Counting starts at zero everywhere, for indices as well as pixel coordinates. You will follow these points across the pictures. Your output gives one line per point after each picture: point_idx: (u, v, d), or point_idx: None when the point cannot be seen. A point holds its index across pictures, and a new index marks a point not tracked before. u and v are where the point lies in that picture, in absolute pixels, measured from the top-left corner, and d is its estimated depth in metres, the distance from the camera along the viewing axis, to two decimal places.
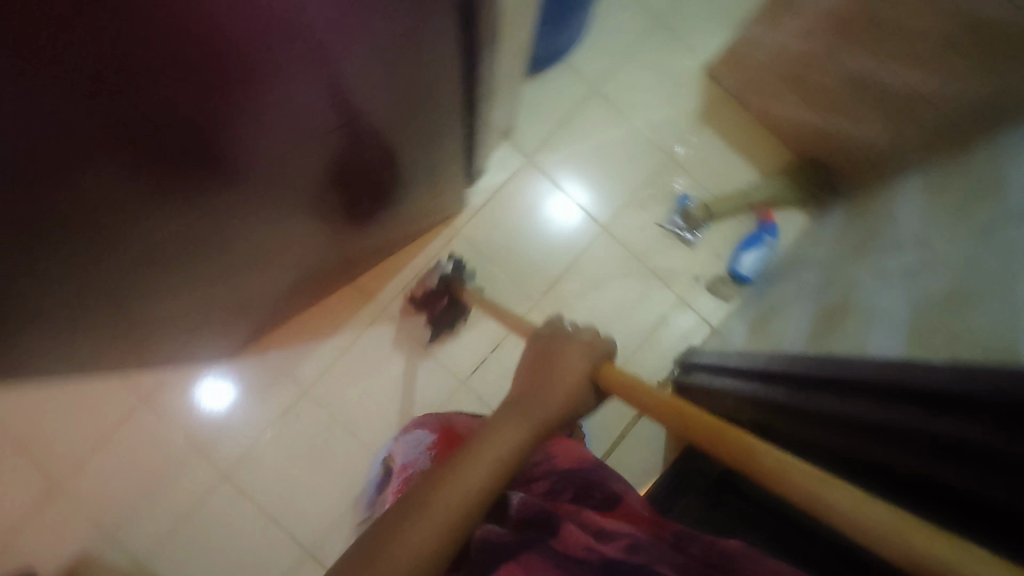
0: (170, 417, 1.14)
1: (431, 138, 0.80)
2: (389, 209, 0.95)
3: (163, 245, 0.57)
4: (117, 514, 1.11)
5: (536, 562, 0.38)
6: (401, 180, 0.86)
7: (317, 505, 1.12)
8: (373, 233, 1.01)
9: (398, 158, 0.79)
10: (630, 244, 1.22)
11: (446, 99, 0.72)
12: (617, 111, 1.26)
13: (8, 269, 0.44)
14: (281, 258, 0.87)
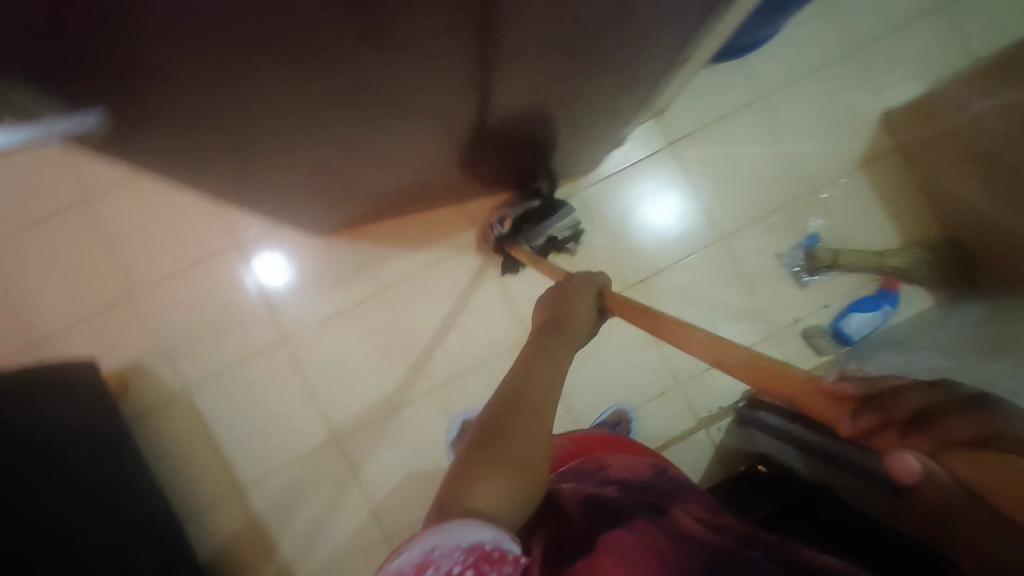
0: (250, 269, 1.16)
1: (613, 87, 0.76)
2: (533, 146, 0.92)
3: (366, 122, 0.56)
4: (178, 340, 1.15)
5: (654, 529, 0.57)
6: (563, 120, 0.83)
7: (358, 399, 1.15)
8: (504, 165, 0.99)
9: (576, 96, 0.75)
10: (740, 265, 1.17)
11: (654, 53, 0.67)
12: (774, 128, 1.18)
13: (246, 120, 0.42)
14: (423, 159, 0.86)
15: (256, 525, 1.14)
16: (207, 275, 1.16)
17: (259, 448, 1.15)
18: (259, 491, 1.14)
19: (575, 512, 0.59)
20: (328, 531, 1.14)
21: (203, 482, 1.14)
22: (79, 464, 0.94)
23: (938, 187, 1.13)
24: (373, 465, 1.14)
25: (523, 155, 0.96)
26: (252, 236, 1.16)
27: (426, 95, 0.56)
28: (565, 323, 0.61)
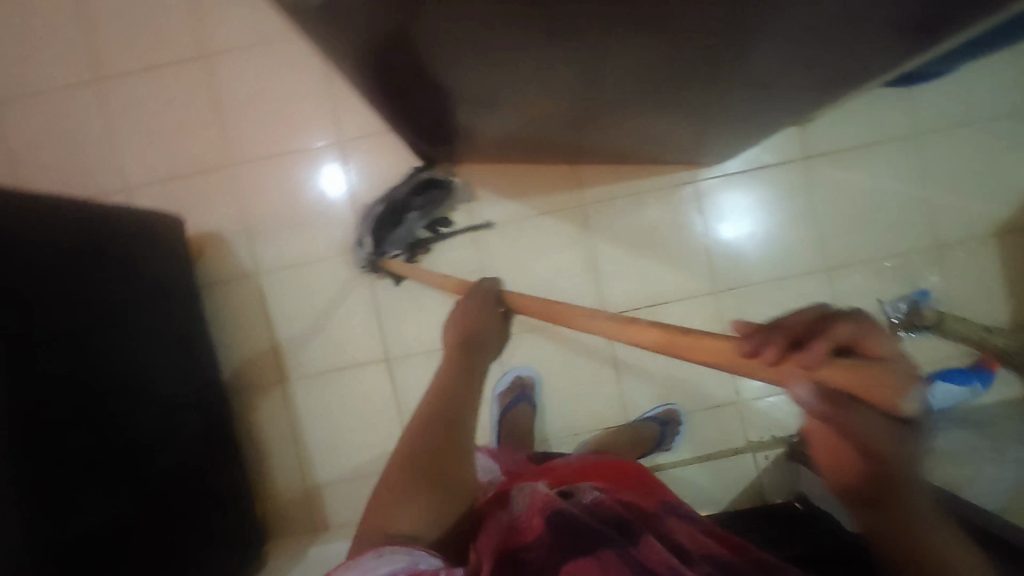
0: (347, 172, 1.14)
1: (803, 84, 0.70)
2: (680, 125, 0.87)
3: (567, 37, 0.52)
4: (262, 222, 1.15)
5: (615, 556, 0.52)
6: (730, 104, 0.78)
7: (421, 328, 1.15)
8: (640, 136, 0.94)
9: (762, 82, 0.70)
10: (838, 300, 1.12)
11: (872, 57, 0.61)
12: (917, 169, 1.10)
13: None
14: (571, 110, 0.82)
15: (291, 418, 1.15)
16: (305, 165, 1.14)
17: (312, 346, 1.15)
18: (301, 387, 1.15)
19: (539, 529, 0.56)
20: (357, 443, 1.15)
21: (251, 363, 1.16)
22: (153, 308, 0.94)
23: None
24: (416, 394, 1.15)
25: (663, 130, 0.91)
26: (357, 138, 1.13)
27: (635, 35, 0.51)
28: (479, 356, 0.68)
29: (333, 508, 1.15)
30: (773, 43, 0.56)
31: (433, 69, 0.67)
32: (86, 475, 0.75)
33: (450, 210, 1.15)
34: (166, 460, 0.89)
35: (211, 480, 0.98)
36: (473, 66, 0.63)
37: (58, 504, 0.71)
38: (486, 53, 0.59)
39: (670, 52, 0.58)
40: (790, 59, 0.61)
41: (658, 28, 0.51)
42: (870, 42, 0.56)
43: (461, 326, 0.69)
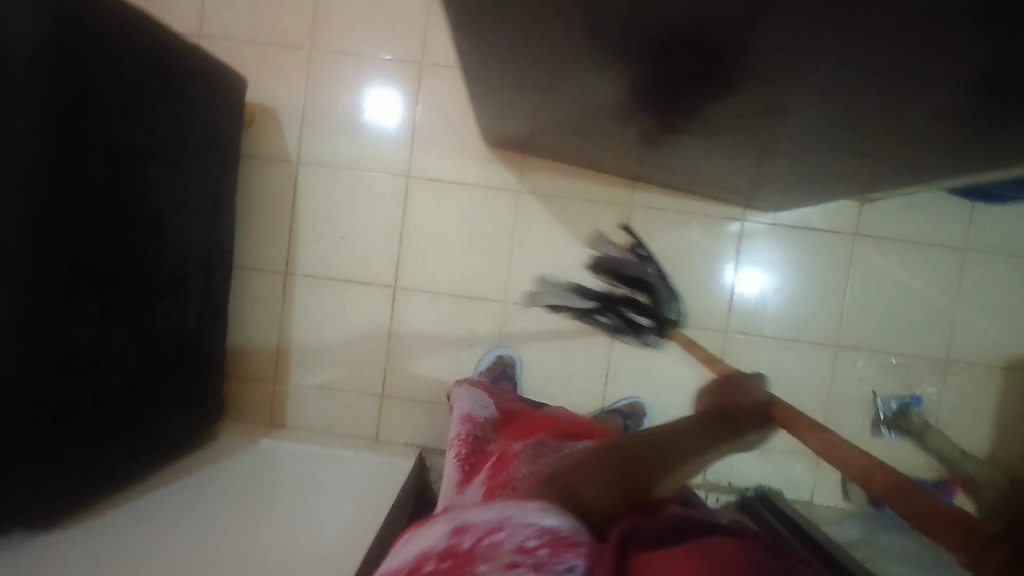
0: (417, 96, 1.13)
1: (891, 159, 0.70)
2: (752, 168, 0.87)
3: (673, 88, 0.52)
4: (318, 114, 1.14)
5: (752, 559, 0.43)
6: (811, 161, 0.77)
7: (439, 268, 1.15)
8: (706, 171, 0.94)
9: (854, 151, 0.69)
10: (836, 379, 1.13)
11: (972, 153, 0.61)
12: (952, 280, 1.12)
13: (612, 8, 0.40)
14: (647, 147, 0.82)
15: (284, 313, 1.15)
16: (376, 78, 1.13)
17: (326, 251, 1.15)
18: (303, 286, 1.15)
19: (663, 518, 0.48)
20: (341, 357, 1.15)
21: (262, 249, 1.15)
22: (195, 160, 0.93)
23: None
24: (410, 331, 1.15)
25: (732, 170, 0.90)
26: (435, 68, 1.12)
27: (739, 95, 0.52)
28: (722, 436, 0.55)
29: (296, 410, 1.15)
30: (874, 135, 0.56)
31: (522, 103, 0.67)
32: (88, 286, 0.74)
33: (436, 156, 1.14)
34: (164, 306, 0.89)
35: (194, 339, 0.97)
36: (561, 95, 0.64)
37: (58, 308, 0.70)
38: (579, 86, 0.59)
39: (767, 123, 0.59)
40: (892, 140, 0.60)
41: (766, 105, 0.52)
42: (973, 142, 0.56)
43: (703, 402, 0.59)
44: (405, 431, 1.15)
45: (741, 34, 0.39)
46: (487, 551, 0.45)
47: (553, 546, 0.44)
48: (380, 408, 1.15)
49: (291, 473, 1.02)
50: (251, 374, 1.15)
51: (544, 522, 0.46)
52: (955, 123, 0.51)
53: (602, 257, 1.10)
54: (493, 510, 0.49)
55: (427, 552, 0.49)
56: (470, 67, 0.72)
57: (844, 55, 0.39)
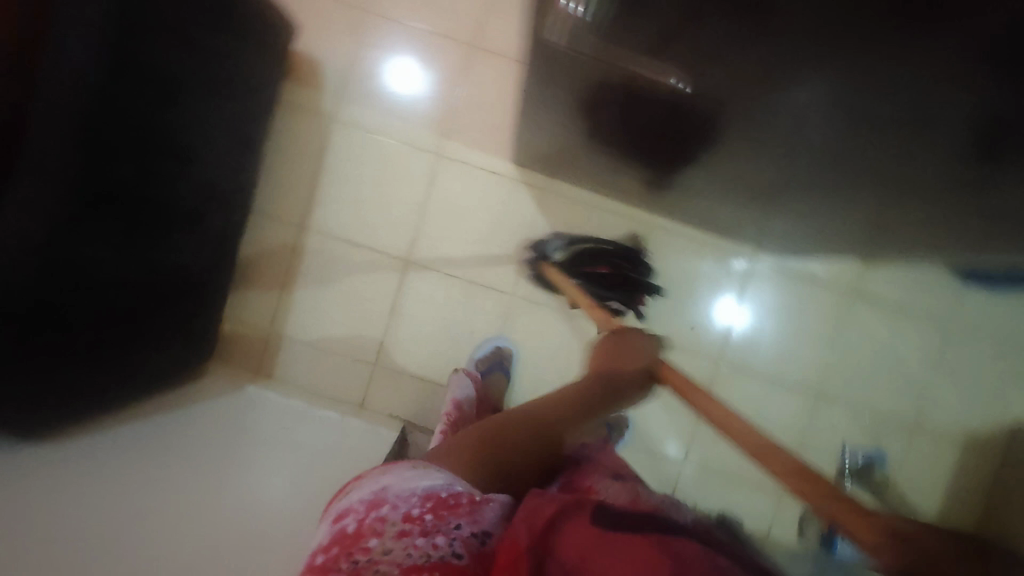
0: (463, 76, 1.13)
1: (916, 233, 0.73)
2: (777, 218, 0.90)
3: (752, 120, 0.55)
4: (362, 73, 1.13)
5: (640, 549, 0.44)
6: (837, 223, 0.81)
7: (453, 250, 1.15)
8: (730, 213, 0.96)
9: (887, 220, 0.72)
10: (808, 425, 1.19)
11: (994, 243, 0.64)
12: (933, 352, 1.18)
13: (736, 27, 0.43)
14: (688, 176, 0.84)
15: (292, 266, 1.14)
16: (428, 52, 1.12)
17: (345, 213, 1.14)
18: (315, 242, 1.14)
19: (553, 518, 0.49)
20: (341, 320, 1.15)
21: (281, 197, 1.13)
22: (239, 99, 0.92)
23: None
24: (415, 307, 1.15)
25: (757, 216, 0.93)
26: (488, 53, 1.12)
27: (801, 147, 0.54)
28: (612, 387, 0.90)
29: (287, 362, 1.15)
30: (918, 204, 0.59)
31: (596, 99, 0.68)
32: (114, 201, 0.73)
33: (471, 140, 1.14)
34: (177, 240, 0.86)
35: (206, 274, 0.96)
36: (631, 107, 0.65)
37: (77, 219, 0.69)
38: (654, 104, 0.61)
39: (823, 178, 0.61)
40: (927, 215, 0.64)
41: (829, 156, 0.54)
42: (1003, 234, 0.59)
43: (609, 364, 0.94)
44: (391, 403, 1.16)
45: (844, 78, 0.41)
46: (379, 508, 0.58)
47: (437, 510, 0.57)
48: (371, 377, 1.15)
49: (275, 429, 1.01)
50: (248, 319, 1.14)
51: (421, 488, 0.60)
52: (993, 213, 0.54)
53: (541, 248, 1.15)
54: (369, 487, 0.62)
55: (318, 545, 0.59)
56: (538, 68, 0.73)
57: (868, 125, 0.45)
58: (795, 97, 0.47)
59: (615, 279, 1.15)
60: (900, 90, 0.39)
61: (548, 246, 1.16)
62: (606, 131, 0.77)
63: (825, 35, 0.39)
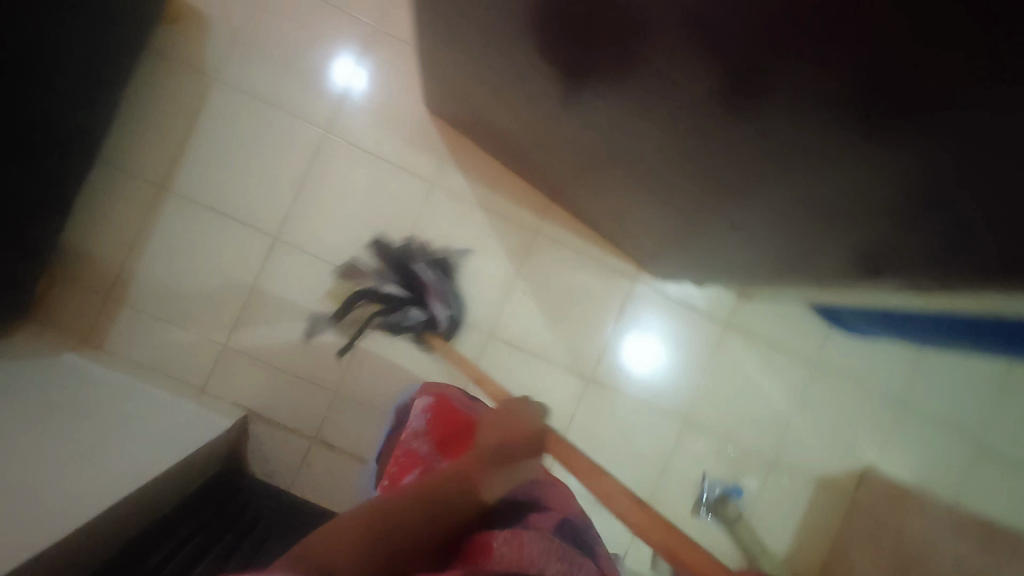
0: (356, 57, 1.09)
1: (777, 249, 0.72)
2: (655, 219, 0.90)
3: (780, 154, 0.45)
4: (254, 37, 1.07)
5: None
6: (712, 233, 0.81)
7: (326, 235, 1.08)
8: (610, 209, 0.98)
9: (747, 229, 0.71)
10: (673, 453, 1.18)
11: (832, 258, 0.64)
12: (798, 391, 1.20)
13: (790, 112, 0.38)
14: (579, 146, 0.81)
15: (145, 225, 1.04)
16: (329, 25, 1.09)
17: (215, 180, 1.06)
18: (175, 205, 1.05)
19: None
20: (190, 294, 1.05)
21: (142, 154, 1.04)
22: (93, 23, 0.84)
23: (907, 562, 1.05)
24: (280, 288, 1.07)
25: (647, 224, 0.96)
26: (391, 37, 1.10)
27: (831, 177, 0.43)
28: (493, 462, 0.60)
29: (120, 335, 1.04)
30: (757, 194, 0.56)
31: (492, 68, 0.77)
32: None
33: (357, 122, 1.10)
34: None
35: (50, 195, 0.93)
36: (527, 82, 0.72)
37: None
38: (546, 81, 0.68)
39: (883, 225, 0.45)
40: (765, 216, 0.62)
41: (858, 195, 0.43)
42: (820, 239, 0.59)
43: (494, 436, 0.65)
44: (236, 390, 1.06)
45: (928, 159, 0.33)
46: None
47: None
48: (217, 357, 1.05)
49: (100, 395, 0.91)
50: (84, 277, 1.03)
51: None
52: (806, 211, 0.54)
53: (399, 325, 1.08)
54: None
55: None
56: (455, 22, 0.75)
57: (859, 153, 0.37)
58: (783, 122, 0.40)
59: (410, 283, 1.08)
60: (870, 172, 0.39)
61: (411, 319, 1.08)
62: (473, 72, 0.85)
63: (929, 158, 0.33)
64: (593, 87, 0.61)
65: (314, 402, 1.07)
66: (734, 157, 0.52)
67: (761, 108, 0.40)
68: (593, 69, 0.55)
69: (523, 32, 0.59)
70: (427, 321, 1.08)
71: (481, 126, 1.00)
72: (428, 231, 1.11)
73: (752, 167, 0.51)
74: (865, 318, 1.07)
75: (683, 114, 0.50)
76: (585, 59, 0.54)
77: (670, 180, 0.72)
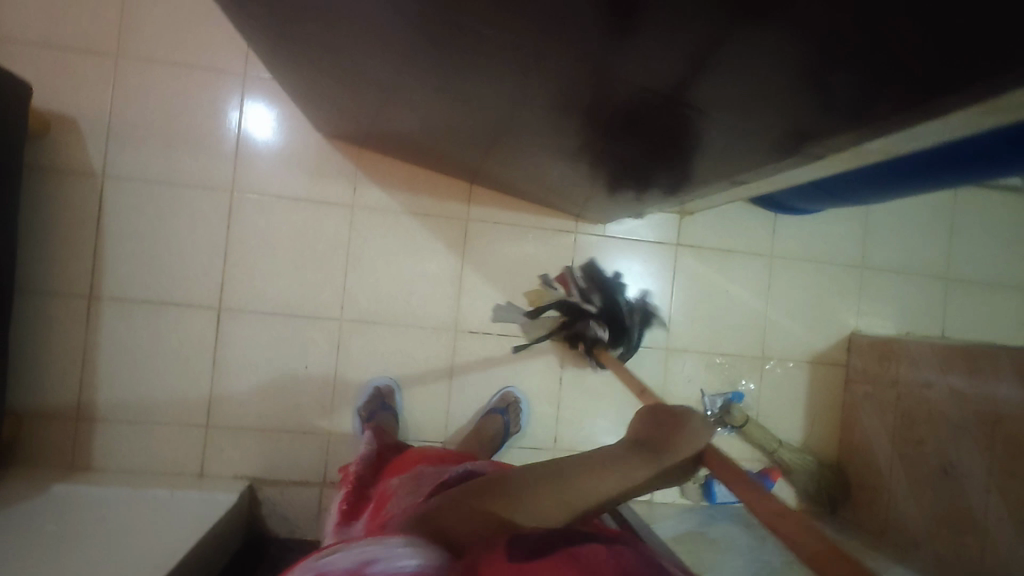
0: (236, 109, 1.08)
1: (679, 160, 0.73)
2: (568, 171, 0.91)
3: (651, 75, 0.46)
4: (130, 123, 1.05)
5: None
6: (620, 165, 0.82)
7: (267, 289, 1.08)
8: (526, 176, 0.98)
9: (645, 152, 0.72)
10: (668, 382, 1.20)
11: (726, 154, 0.65)
12: (763, 284, 1.23)
13: (645, 32, 0.39)
14: (467, 125, 0.81)
15: (90, 339, 1.04)
16: (199, 87, 1.07)
17: (141, 273, 1.05)
18: (110, 309, 1.04)
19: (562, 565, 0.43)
20: (157, 388, 1.05)
21: (60, 272, 1.03)
22: None
23: (907, 411, 1.08)
24: (241, 354, 1.07)
25: (566, 178, 0.97)
26: (261, 79, 1.08)
27: (698, 82, 0.45)
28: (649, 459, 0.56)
29: (104, 450, 1.04)
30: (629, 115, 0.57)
31: (354, 80, 0.77)
32: None
33: (261, 171, 1.09)
34: None
35: None
36: (389, 82, 0.72)
37: None
38: (402, 77, 0.68)
39: (753, 112, 0.47)
40: (646, 136, 0.63)
41: (726, 90, 0.45)
42: (701, 140, 0.60)
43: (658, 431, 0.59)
44: (233, 464, 1.07)
45: (777, 35, 0.35)
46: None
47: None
48: (203, 439, 1.06)
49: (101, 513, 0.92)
50: (48, 407, 1.03)
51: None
52: (672, 120, 0.55)
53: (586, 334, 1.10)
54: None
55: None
56: (300, 50, 0.74)
57: (718, 51, 0.39)
58: (642, 43, 0.41)
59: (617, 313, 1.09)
60: (736, 67, 0.40)
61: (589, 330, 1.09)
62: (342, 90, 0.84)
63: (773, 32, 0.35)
64: (441, 69, 0.60)
65: (311, 450, 1.08)
66: (604, 74, 0.48)
67: (616, 39, 0.42)
68: (428, 49, 0.55)
69: (354, 37, 0.58)
70: (600, 342, 1.10)
71: (377, 135, 0.99)
72: (364, 252, 1.11)
73: (632, 79, 0.47)
74: (800, 194, 1.09)
75: (524, 63, 0.51)
76: (415, 43, 0.54)
77: (554, 129, 0.72)
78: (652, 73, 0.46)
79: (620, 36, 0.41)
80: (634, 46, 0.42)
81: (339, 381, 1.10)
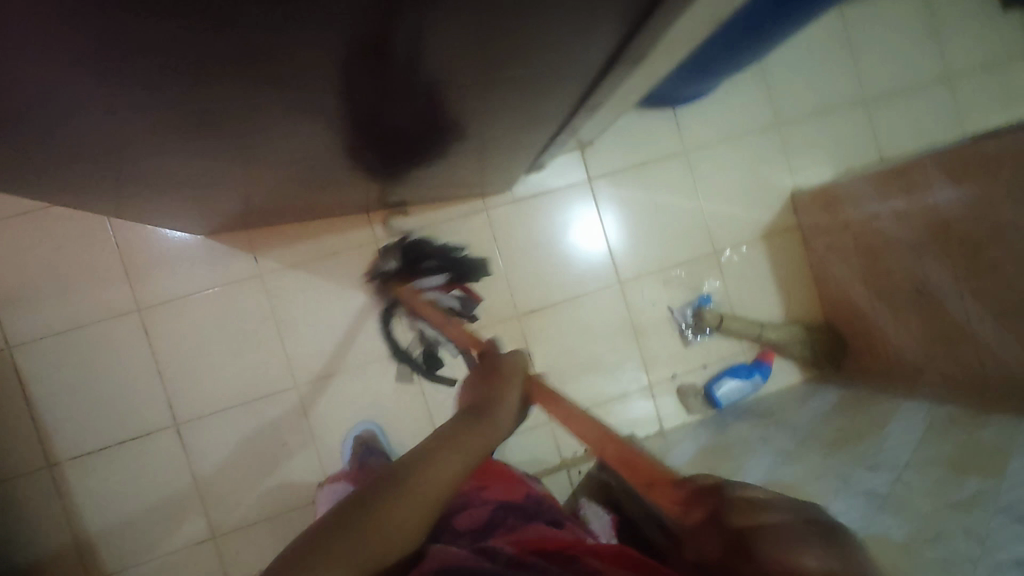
0: (109, 230, 1.04)
1: (525, 110, 0.69)
2: (439, 165, 0.87)
3: (443, 65, 0.42)
4: (11, 287, 1.02)
5: None
6: (480, 139, 0.77)
7: (215, 387, 1.06)
8: (407, 184, 0.94)
9: (487, 120, 0.68)
10: (635, 313, 1.18)
11: (556, 84, 0.61)
12: (690, 182, 1.19)
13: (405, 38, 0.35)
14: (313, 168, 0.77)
15: (67, 503, 1.02)
16: (62, 224, 1.03)
17: (88, 422, 1.03)
18: (73, 467, 1.03)
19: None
20: (151, 521, 1.04)
21: (9, 453, 1.02)
22: None
23: (866, 246, 1.06)
24: (216, 458, 1.06)
25: (444, 170, 0.92)
26: None
27: (478, 47, 0.41)
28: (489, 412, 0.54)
29: None
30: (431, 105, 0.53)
31: None
32: None
33: (159, 279, 1.05)
34: None
35: None
36: None
37: None
38: None
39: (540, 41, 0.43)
40: (467, 108, 0.59)
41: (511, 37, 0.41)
42: (516, 87, 0.56)
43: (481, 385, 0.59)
44: (253, 560, 1.06)
45: None
46: None
47: None
48: (216, 550, 1.05)
49: None
50: None
51: None
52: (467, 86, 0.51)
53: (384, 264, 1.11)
54: None
55: None
56: None
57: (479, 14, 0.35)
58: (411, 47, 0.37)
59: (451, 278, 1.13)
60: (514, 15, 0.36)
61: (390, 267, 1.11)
62: None
63: None
64: None
65: None
66: (387, 90, 0.44)
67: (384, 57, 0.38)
68: None
69: None
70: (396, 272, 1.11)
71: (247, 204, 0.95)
72: (293, 314, 1.08)
73: (417, 77, 0.44)
74: (683, 82, 1.04)
75: None
76: None
77: None
78: (433, 61, 0.41)
79: (383, 53, 0.37)
80: (405, 53, 0.38)
81: (320, 443, 1.08)
